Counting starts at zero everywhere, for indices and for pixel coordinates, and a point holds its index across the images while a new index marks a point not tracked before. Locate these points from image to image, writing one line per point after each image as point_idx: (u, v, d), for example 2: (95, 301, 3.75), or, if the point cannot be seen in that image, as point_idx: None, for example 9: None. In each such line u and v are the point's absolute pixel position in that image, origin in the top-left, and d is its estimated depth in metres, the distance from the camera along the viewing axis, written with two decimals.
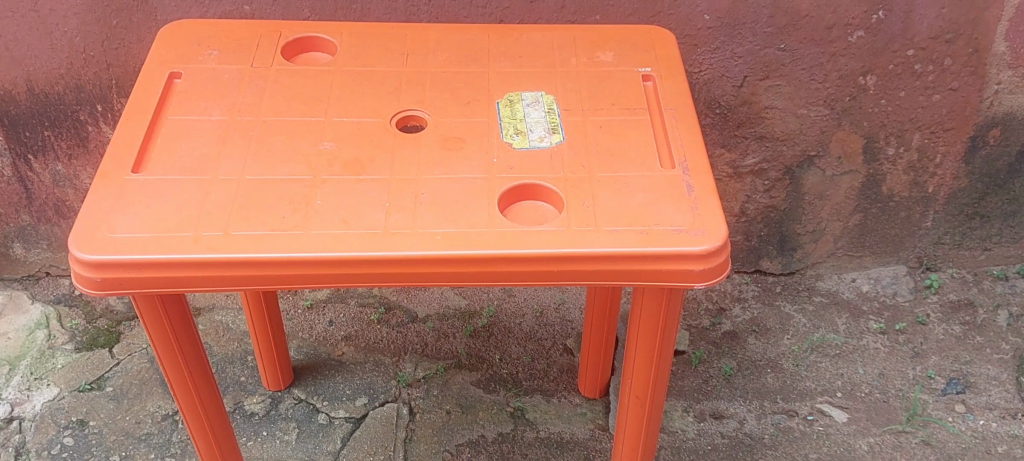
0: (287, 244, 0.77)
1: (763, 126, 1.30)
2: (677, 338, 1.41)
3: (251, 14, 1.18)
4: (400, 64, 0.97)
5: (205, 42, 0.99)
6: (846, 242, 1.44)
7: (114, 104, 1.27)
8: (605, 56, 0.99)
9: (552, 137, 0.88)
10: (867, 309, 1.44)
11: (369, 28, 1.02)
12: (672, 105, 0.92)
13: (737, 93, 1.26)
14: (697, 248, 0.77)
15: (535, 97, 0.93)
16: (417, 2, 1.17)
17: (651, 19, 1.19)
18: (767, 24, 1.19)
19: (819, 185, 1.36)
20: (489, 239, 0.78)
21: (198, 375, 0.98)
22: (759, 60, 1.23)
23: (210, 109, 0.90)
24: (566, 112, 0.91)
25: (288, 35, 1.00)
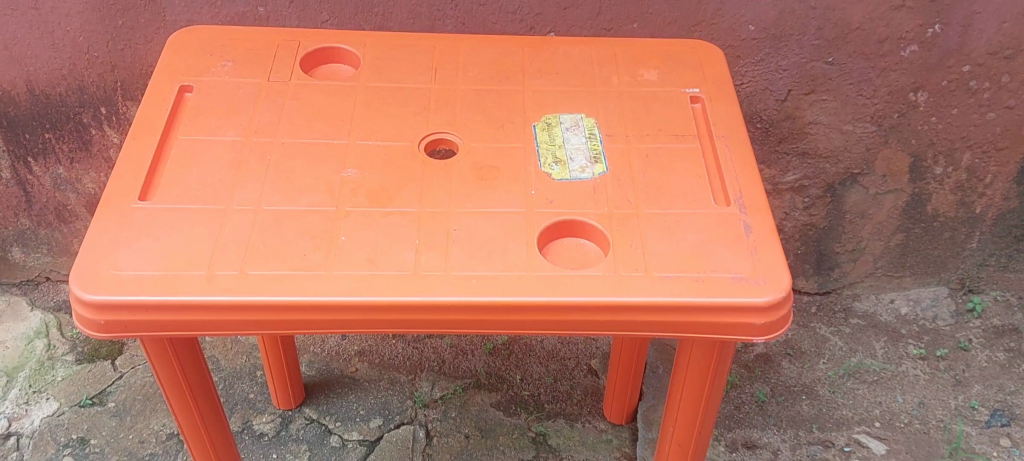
0: (309, 286, 0.71)
1: (805, 142, 1.23)
2: None
3: (265, 16, 1.10)
4: (428, 80, 0.90)
5: (218, 52, 0.91)
6: (885, 262, 1.38)
7: (119, 107, 1.19)
8: (649, 74, 0.91)
9: (595, 167, 0.81)
10: (906, 333, 1.38)
11: (394, 38, 0.94)
12: (723, 132, 0.85)
13: (779, 107, 1.19)
14: (758, 300, 0.70)
15: (574, 120, 0.86)
16: (443, 7, 1.09)
17: (692, 28, 1.11)
18: (814, 36, 1.12)
19: (861, 203, 1.29)
20: (531, 284, 0.71)
21: (202, 396, 0.92)
22: (805, 73, 1.15)
23: (223, 129, 0.83)
24: (609, 138, 0.84)
25: (307, 45, 0.93)
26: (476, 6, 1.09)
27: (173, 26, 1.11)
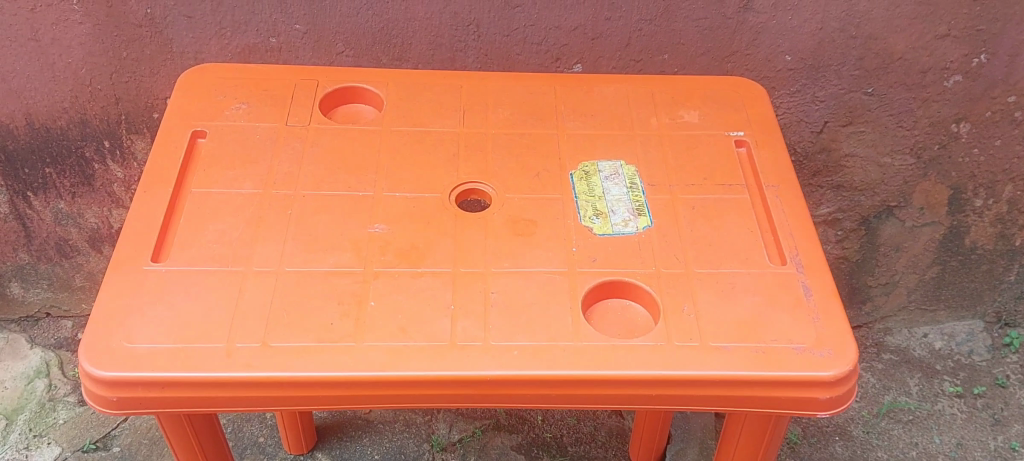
0: (337, 360, 0.65)
1: (841, 175, 1.17)
2: None
3: (278, 48, 1.05)
4: (456, 124, 0.84)
5: (231, 93, 0.86)
6: (919, 296, 1.33)
7: (123, 141, 1.14)
8: (690, 115, 0.86)
9: (639, 221, 0.76)
10: (941, 368, 1.33)
11: (418, 76, 0.89)
12: (774, 181, 0.79)
13: (815, 139, 1.14)
14: (824, 374, 0.65)
15: (614, 167, 0.81)
16: (465, 38, 1.04)
17: (725, 59, 1.06)
18: (854, 66, 1.06)
19: (897, 236, 1.24)
20: (577, 356, 0.66)
21: (215, 450, 0.86)
22: (843, 105, 1.10)
23: (239, 180, 0.78)
24: (652, 187, 0.79)
25: (325, 85, 0.87)
26: (500, 37, 1.04)
27: (181, 59, 1.06)
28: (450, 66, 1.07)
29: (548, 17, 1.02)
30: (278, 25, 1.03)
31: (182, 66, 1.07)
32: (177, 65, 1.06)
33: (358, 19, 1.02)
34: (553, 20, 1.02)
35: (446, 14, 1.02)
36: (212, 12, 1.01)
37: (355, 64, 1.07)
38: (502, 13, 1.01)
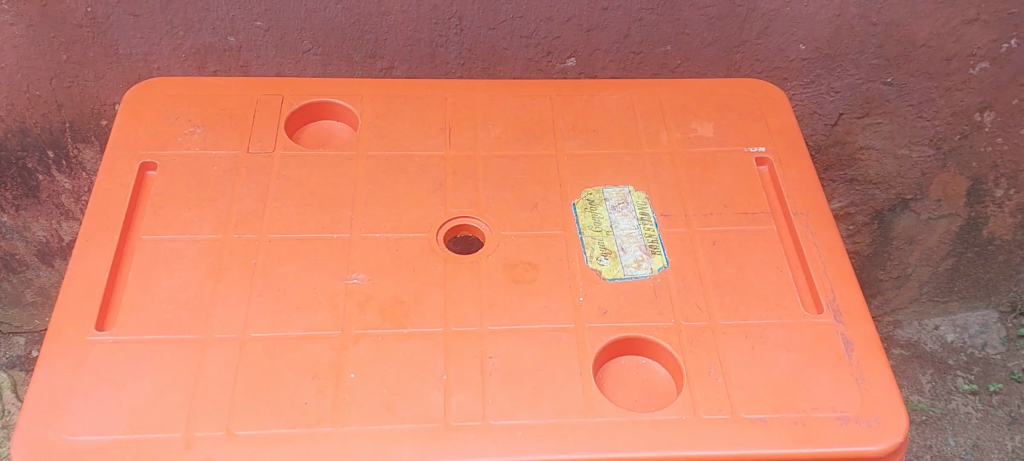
0: (312, 451, 0.56)
1: (854, 168, 1.09)
2: None
3: (237, 47, 0.94)
4: (441, 146, 0.74)
5: (184, 113, 0.76)
6: (930, 288, 1.25)
7: (68, 150, 1.03)
8: (704, 128, 0.76)
9: (654, 260, 0.67)
10: (954, 364, 1.27)
11: (396, 87, 0.79)
12: (802, 208, 0.71)
13: (828, 132, 1.05)
14: (872, 449, 0.57)
15: (621, 195, 0.71)
16: (446, 32, 0.93)
17: (734, 49, 0.96)
18: (872, 54, 0.96)
19: (912, 229, 1.17)
20: (590, 437, 0.57)
21: None
22: (859, 95, 1.01)
23: (195, 222, 0.68)
24: (665, 218, 0.70)
25: (292, 101, 0.77)
26: (485, 30, 0.93)
27: (128, 61, 0.95)
28: (430, 63, 0.97)
29: (539, 9, 0.91)
30: (236, 23, 0.91)
31: (131, 68, 0.96)
32: (125, 68, 0.95)
33: (326, 14, 0.91)
34: (544, 11, 0.92)
35: (425, 7, 0.90)
36: (161, 10, 0.90)
37: (324, 63, 0.96)
38: (488, 4, 0.90)
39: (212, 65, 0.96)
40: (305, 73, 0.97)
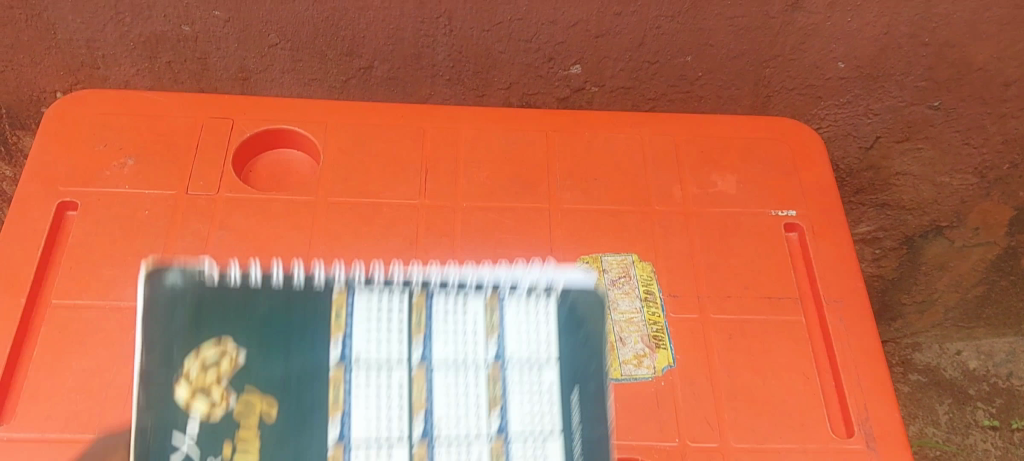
0: None
1: (888, 193, 0.98)
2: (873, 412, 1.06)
3: (193, 37, 0.82)
4: (415, 192, 0.63)
5: (114, 138, 0.65)
6: (956, 311, 1.12)
7: (7, 137, 0.94)
8: (725, 182, 0.65)
9: (658, 357, 0.56)
10: (974, 394, 1.16)
11: (366, 112, 0.67)
12: (836, 294, 0.60)
13: (862, 155, 0.94)
14: None
15: (622, 267, 0.60)
16: (433, 32, 0.80)
17: (763, 63, 0.84)
18: (920, 76, 0.84)
19: (943, 256, 1.05)
20: None
21: None
22: (900, 119, 0.89)
23: (119, 284, 0.58)
24: (673, 299, 0.59)
25: (242, 128, 0.66)
26: (479, 32, 0.81)
27: (69, 47, 0.83)
28: (415, 64, 0.84)
29: (541, 11, 0.78)
30: (190, 11, 0.79)
31: (72, 54, 0.84)
32: (65, 53, 0.84)
33: (294, 7, 0.78)
34: (547, 13, 0.78)
35: (409, 4, 0.77)
36: None
37: (293, 58, 0.84)
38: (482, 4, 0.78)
39: (165, 55, 0.84)
40: (271, 68, 0.85)
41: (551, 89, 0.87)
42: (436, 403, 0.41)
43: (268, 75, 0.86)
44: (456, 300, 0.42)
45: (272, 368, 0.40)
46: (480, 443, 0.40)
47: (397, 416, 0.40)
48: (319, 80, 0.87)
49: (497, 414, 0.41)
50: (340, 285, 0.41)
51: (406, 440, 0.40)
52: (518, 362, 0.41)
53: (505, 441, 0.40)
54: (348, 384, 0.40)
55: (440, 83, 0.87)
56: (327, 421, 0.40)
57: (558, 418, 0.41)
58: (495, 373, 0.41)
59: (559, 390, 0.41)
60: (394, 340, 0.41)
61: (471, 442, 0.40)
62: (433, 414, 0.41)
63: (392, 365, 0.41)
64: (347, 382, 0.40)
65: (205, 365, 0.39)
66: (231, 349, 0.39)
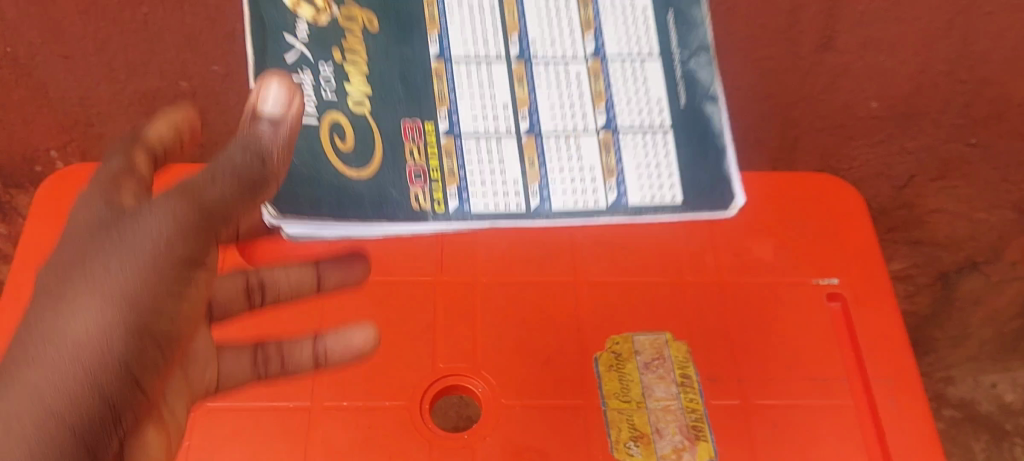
0: None
1: (923, 231, 0.93)
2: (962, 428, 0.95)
3: (191, 92, 0.77)
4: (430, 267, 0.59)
5: None
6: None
7: None
8: (762, 248, 0.61)
9: (697, 450, 0.53)
10: None
11: None
12: (884, 372, 0.56)
13: (895, 194, 0.90)
14: None
15: (655, 347, 0.56)
16: None
17: (791, 105, 0.79)
18: (957, 114, 0.79)
19: None
20: None
21: None
22: (936, 158, 0.84)
23: None
24: (711, 383, 0.55)
25: None
26: None
27: (61, 105, 0.79)
28: None
29: None
30: (187, 67, 0.75)
31: (65, 111, 0.80)
32: (58, 111, 0.80)
33: None
34: None
35: None
36: (96, 51, 0.73)
37: None
38: None
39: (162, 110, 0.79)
40: None
41: None
42: (540, 80, 0.51)
43: None
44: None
45: (400, 50, 0.50)
46: (588, 134, 0.51)
47: (491, 37, 0.51)
48: None
49: (605, 114, 0.51)
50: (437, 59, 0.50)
51: (520, 131, 0.50)
52: (616, 57, 0.52)
53: (613, 133, 0.51)
54: (449, 66, 0.50)
55: None
56: (440, 86, 0.50)
57: (651, 48, 0.52)
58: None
59: (655, 16, 0.52)
60: (489, 32, 0.51)
61: (581, 95, 0.51)
62: (534, 112, 0.51)
63: (493, 61, 0.51)
64: (446, 68, 0.50)
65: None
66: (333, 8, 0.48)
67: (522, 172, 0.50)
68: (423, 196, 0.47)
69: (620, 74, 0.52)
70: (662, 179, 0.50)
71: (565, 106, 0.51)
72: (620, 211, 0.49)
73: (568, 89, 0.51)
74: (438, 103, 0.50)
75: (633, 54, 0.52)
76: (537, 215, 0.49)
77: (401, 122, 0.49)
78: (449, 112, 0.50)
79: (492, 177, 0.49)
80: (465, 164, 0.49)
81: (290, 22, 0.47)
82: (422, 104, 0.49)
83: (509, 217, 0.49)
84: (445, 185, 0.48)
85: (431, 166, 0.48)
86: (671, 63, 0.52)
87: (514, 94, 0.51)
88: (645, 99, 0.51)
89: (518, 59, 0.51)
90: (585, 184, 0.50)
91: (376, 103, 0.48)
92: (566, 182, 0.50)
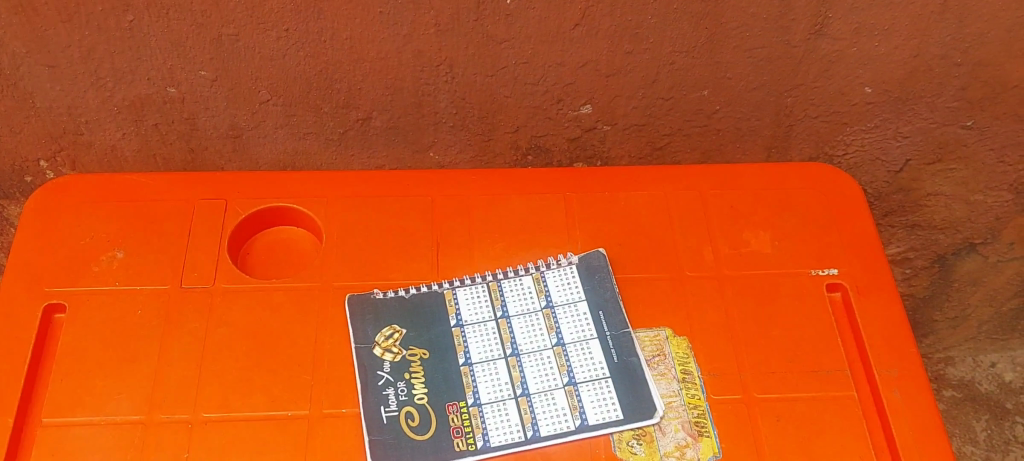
0: None
1: (918, 214, 0.93)
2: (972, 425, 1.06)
3: (180, 98, 0.76)
4: (426, 270, 0.60)
5: (100, 229, 0.61)
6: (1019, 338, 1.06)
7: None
8: (759, 240, 0.61)
9: (701, 446, 0.52)
10: (1011, 408, 1.06)
11: (370, 186, 0.63)
12: (887, 363, 0.56)
13: (891, 179, 0.89)
14: None
15: (656, 344, 0.56)
16: (434, 80, 0.75)
17: (785, 92, 0.78)
18: (953, 97, 0.78)
19: (976, 271, 0.98)
20: None
21: None
22: (932, 140, 0.83)
23: (114, 396, 0.54)
24: (713, 378, 0.55)
25: (237, 209, 0.62)
26: (482, 77, 0.75)
27: (48, 115, 0.78)
28: (416, 112, 0.79)
29: (548, 53, 0.73)
30: (175, 72, 0.73)
31: (52, 121, 0.79)
32: (46, 121, 0.79)
33: (285, 63, 0.72)
34: (555, 56, 0.73)
35: (407, 53, 0.72)
36: (82, 60, 0.72)
37: (287, 113, 0.79)
38: (484, 50, 0.72)
39: (151, 117, 0.79)
40: (264, 124, 0.80)
41: (560, 129, 0.82)
42: (516, 336, 0.56)
43: (260, 131, 0.81)
44: (509, 278, 0.59)
45: (443, 366, 0.55)
46: (557, 388, 0.54)
47: (494, 347, 0.55)
48: (315, 133, 0.81)
49: (567, 371, 0.54)
50: (446, 295, 0.58)
51: (503, 354, 0.55)
52: (576, 356, 0.55)
53: (573, 387, 0.54)
54: (463, 333, 0.56)
55: (443, 130, 0.82)
56: (459, 352, 0.55)
57: (594, 331, 0.56)
58: (539, 284, 0.58)
59: (599, 341, 0.56)
60: (482, 307, 0.57)
61: (554, 379, 0.54)
62: (518, 348, 0.55)
63: (496, 358, 0.55)
64: (462, 333, 0.56)
65: (386, 345, 0.55)
66: (397, 341, 0.55)
67: (519, 417, 0.53)
68: (462, 440, 0.51)
69: (567, 324, 0.57)
70: (608, 406, 0.53)
71: (533, 353, 0.55)
72: (580, 431, 0.52)
73: (537, 341, 0.56)
74: (463, 387, 0.54)
75: (570, 306, 0.57)
76: (534, 443, 0.52)
77: (445, 405, 0.53)
78: (473, 390, 0.53)
79: (501, 388, 0.54)
80: (487, 429, 0.52)
81: (374, 368, 0.54)
82: (451, 388, 0.54)
83: (514, 450, 0.51)
84: (475, 430, 0.52)
85: (465, 426, 0.52)
86: (606, 339, 0.56)
87: (499, 340, 0.56)
88: (590, 358, 0.55)
89: (500, 317, 0.57)
90: (548, 382, 0.54)
91: (434, 394, 0.53)
92: (546, 411, 0.53)
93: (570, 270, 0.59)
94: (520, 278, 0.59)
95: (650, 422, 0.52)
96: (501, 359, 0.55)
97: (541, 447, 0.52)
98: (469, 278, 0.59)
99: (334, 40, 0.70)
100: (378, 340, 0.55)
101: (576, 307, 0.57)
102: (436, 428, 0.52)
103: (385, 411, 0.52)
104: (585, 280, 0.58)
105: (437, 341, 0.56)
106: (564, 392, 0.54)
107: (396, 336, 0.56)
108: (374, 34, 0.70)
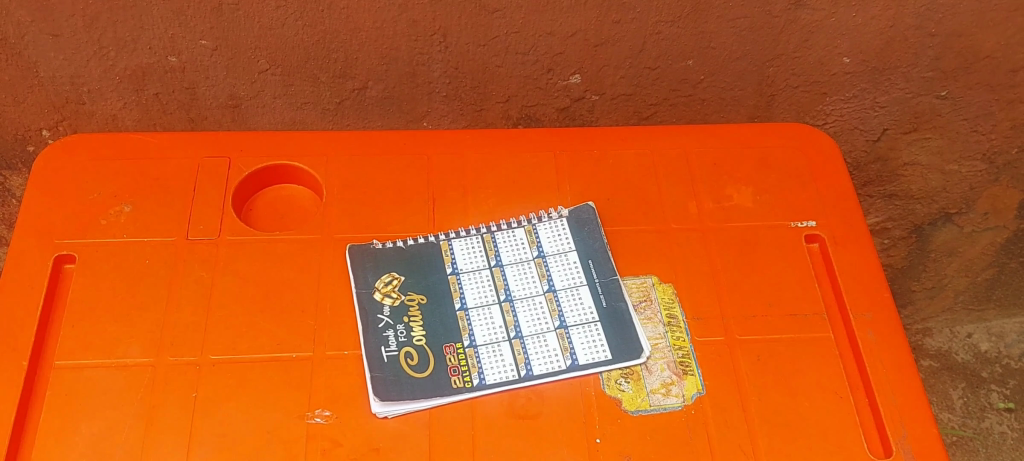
0: None
1: (896, 184, 0.96)
2: (949, 394, 1.09)
3: (179, 67, 0.78)
4: (423, 223, 0.62)
5: (108, 185, 0.63)
6: (994, 308, 1.08)
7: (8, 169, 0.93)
8: (741, 195, 0.64)
9: (686, 384, 0.55)
10: (987, 377, 1.09)
11: (369, 146, 0.66)
12: (862, 307, 0.59)
13: (869, 148, 0.92)
14: None
15: (644, 290, 0.59)
16: (428, 49, 0.78)
17: (767, 62, 0.81)
18: (927, 67, 0.80)
19: (952, 242, 1.01)
20: None
21: None
22: (907, 110, 0.86)
23: (124, 340, 0.56)
24: (698, 322, 0.58)
25: (241, 166, 0.64)
26: (474, 46, 0.78)
27: (52, 84, 0.80)
28: (411, 82, 0.82)
29: (538, 23, 0.75)
30: (176, 42, 0.75)
31: (56, 91, 0.81)
32: (49, 90, 0.81)
33: (283, 32, 0.74)
34: (544, 26, 0.76)
35: (402, 23, 0.74)
36: (85, 29, 0.73)
37: (285, 83, 0.81)
38: (477, 19, 0.74)
39: (152, 87, 0.81)
40: (263, 93, 0.82)
41: (550, 99, 0.85)
42: (510, 283, 0.59)
43: (258, 101, 0.83)
44: (503, 230, 0.61)
45: (440, 311, 0.57)
46: (549, 332, 0.56)
47: (489, 293, 0.58)
48: (313, 103, 0.84)
49: (558, 315, 0.57)
50: (443, 246, 0.60)
51: (497, 300, 0.58)
52: (568, 302, 0.58)
53: (564, 330, 0.56)
54: (459, 280, 0.59)
55: (437, 99, 0.84)
56: (455, 298, 0.58)
57: (583, 278, 0.59)
58: (531, 235, 0.61)
59: (589, 288, 0.58)
60: (476, 257, 0.60)
61: (547, 323, 0.57)
62: (512, 294, 0.58)
63: (490, 304, 0.58)
64: (458, 280, 0.59)
65: (385, 290, 0.58)
66: (396, 287, 0.58)
67: (513, 359, 0.55)
68: (458, 378, 0.54)
69: (558, 272, 0.59)
70: (598, 347, 0.56)
71: (525, 299, 0.58)
72: (571, 370, 0.55)
73: (530, 289, 0.58)
74: (459, 330, 0.56)
75: (560, 256, 0.60)
76: (527, 381, 0.54)
77: (442, 346, 0.55)
78: (469, 333, 0.56)
79: (495, 332, 0.56)
80: (483, 369, 0.55)
81: (375, 311, 0.57)
82: (448, 331, 0.56)
83: (507, 388, 0.54)
84: (470, 370, 0.54)
85: (462, 366, 0.55)
86: (596, 285, 0.59)
87: (493, 287, 0.58)
88: (580, 303, 0.58)
89: (494, 266, 0.59)
90: (541, 326, 0.57)
91: (431, 336, 0.56)
92: (538, 353, 0.55)
93: (560, 223, 0.62)
94: (513, 230, 0.61)
95: (636, 361, 0.55)
96: (495, 304, 0.57)
97: (533, 384, 0.54)
98: (464, 231, 0.61)
99: (331, 9, 0.72)
100: (378, 285, 0.58)
101: (566, 257, 0.60)
102: (434, 368, 0.55)
103: (385, 350, 0.55)
104: (574, 231, 0.61)
105: (433, 287, 0.58)
106: (555, 335, 0.56)
107: (395, 282, 0.58)
108: (370, 4, 0.72)
